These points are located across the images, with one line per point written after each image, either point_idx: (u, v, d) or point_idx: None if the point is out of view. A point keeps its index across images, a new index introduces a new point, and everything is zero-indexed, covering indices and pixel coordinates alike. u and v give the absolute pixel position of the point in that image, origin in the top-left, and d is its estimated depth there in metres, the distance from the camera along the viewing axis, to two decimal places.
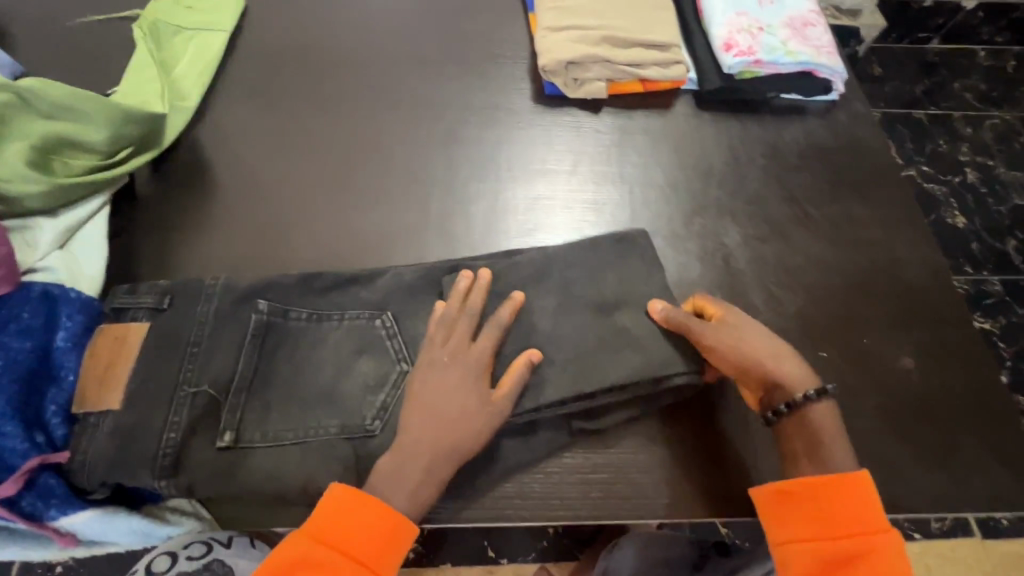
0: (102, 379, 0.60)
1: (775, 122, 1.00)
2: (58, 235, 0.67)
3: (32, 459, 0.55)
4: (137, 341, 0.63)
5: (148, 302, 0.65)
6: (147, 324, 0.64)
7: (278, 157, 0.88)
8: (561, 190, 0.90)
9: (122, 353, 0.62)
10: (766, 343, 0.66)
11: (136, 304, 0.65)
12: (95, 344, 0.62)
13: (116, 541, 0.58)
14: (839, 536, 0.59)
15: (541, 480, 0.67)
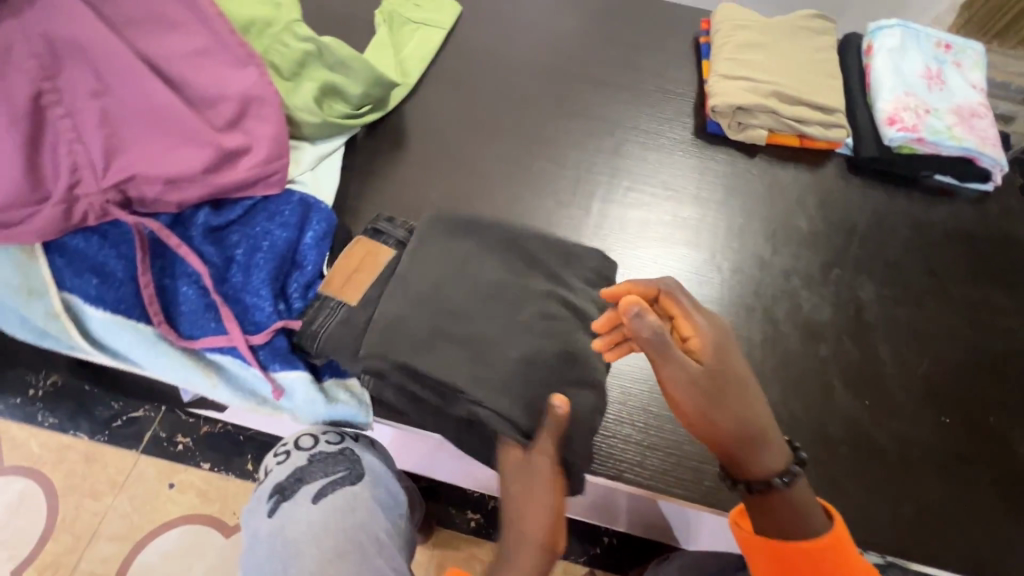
0: (349, 277, 0.72)
1: (924, 199, 1.03)
2: (313, 158, 0.83)
3: (278, 323, 0.69)
4: (382, 262, 0.74)
5: (398, 236, 0.76)
6: (392, 253, 0.75)
7: (469, 138, 1.03)
8: (709, 216, 0.98)
9: (369, 264, 0.73)
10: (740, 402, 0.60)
11: (389, 233, 0.76)
12: (351, 249, 0.75)
13: (308, 405, 0.71)
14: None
15: (662, 458, 0.79)
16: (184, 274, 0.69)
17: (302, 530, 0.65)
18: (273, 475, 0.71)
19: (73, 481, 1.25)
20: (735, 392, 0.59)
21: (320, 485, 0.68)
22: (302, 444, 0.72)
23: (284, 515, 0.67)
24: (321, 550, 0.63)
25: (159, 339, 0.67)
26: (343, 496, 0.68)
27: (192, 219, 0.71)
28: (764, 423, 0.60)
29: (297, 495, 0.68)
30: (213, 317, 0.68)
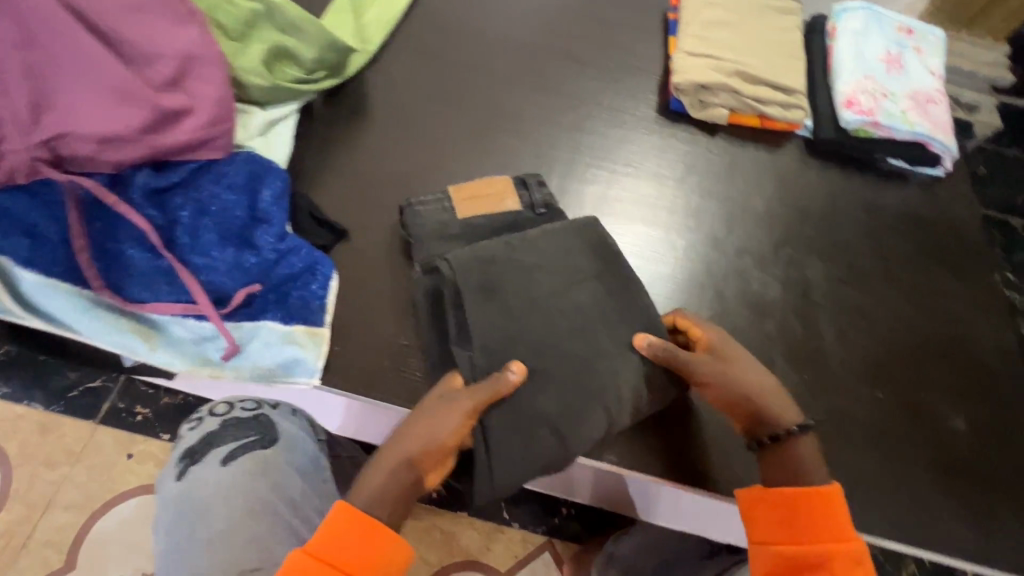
0: (477, 198, 0.83)
1: (877, 183, 1.06)
2: (263, 124, 0.82)
3: (241, 288, 0.71)
4: (506, 205, 0.83)
5: (533, 200, 0.84)
6: (517, 209, 0.83)
7: (429, 108, 1.00)
8: (668, 193, 0.99)
9: (497, 202, 0.83)
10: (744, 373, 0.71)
11: (527, 195, 0.84)
12: (500, 188, 0.84)
13: (260, 361, 0.72)
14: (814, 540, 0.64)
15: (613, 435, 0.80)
16: (128, 237, 0.68)
17: (212, 490, 0.69)
18: (185, 441, 0.74)
19: (28, 450, 1.23)
20: (740, 363, 0.71)
21: (229, 448, 0.72)
22: (217, 411, 0.75)
23: (191, 478, 0.70)
24: (230, 509, 0.68)
25: (97, 303, 0.67)
26: (253, 460, 0.71)
27: (130, 180, 0.69)
28: (767, 380, 0.71)
29: (206, 458, 0.71)
30: (164, 281, 0.69)
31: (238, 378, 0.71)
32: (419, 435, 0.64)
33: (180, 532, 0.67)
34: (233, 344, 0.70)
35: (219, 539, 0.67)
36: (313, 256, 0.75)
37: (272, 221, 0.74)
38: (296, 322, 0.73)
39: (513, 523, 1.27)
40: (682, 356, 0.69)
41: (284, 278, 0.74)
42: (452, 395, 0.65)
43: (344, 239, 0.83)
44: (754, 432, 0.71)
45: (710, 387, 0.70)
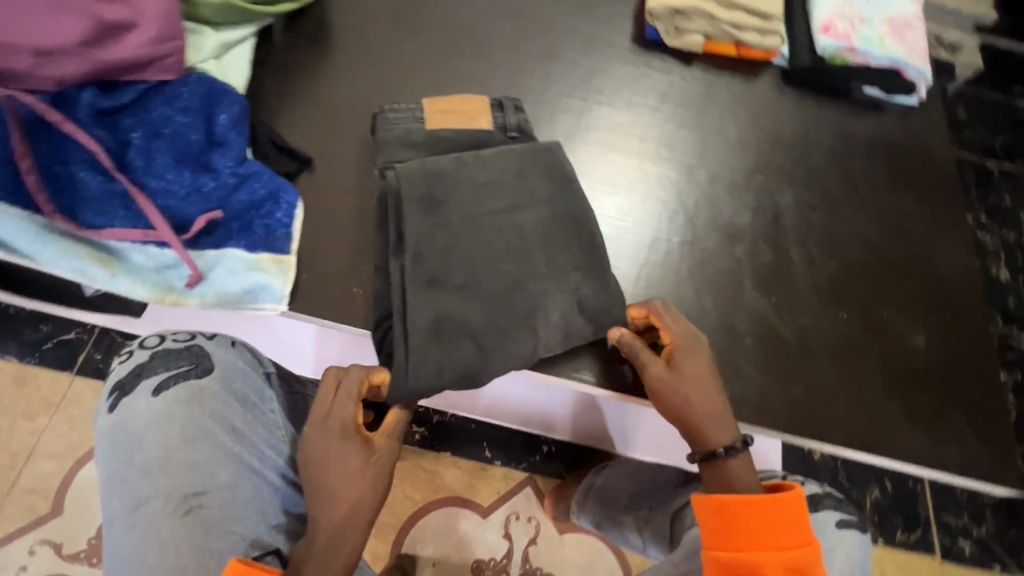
0: (450, 108, 0.81)
1: (852, 112, 1.05)
2: (216, 46, 0.78)
3: (202, 215, 0.69)
4: (477, 123, 0.81)
5: (500, 121, 0.81)
6: (487, 128, 0.81)
7: (395, 36, 0.96)
8: (641, 123, 0.97)
9: (469, 117, 0.81)
10: (704, 392, 0.70)
11: (499, 117, 0.82)
12: (475, 101, 0.82)
13: (227, 289, 0.71)
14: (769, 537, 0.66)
15: (586, 361, 0.79)
16: (78, 159, 0.66)
17: (144, 419, 0.69)
18: (116, 375, 0.73)
19: (5, 403, 1.23)
20: (698, 382, 0.70)
21: (161, 379, 0.71)
22: (148, 343, 0.74)
23: (125, 409, 0.70)
24: (165, 436, 0.68)
25: (51, 229, 0.64)
26: (185, 389, 0.70)
27: (75, 99, 0.66)
28: (715, 406, 0.70)
29: (137, 388, 0.70)
30: (121, 206, 0.67)
31: (203, 305, 0.70)
32: (343, 491, 0.62)
33: (120, 459, 0.68)
34: (197, 271, 0.68)
35: (154, 467, 0.67)
36: (276, 181, 0.73)
37: (230, 144, 0.72)
38: (261, 249, 0.72)
39: (495, 461, 1.30)
40: (641, 359, 0.71)
41: (246, 205, 0.72)
42: (331, 424, 0.64)
43: (307, 166, 0.81)
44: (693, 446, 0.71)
45: (654, 393, 0.71)
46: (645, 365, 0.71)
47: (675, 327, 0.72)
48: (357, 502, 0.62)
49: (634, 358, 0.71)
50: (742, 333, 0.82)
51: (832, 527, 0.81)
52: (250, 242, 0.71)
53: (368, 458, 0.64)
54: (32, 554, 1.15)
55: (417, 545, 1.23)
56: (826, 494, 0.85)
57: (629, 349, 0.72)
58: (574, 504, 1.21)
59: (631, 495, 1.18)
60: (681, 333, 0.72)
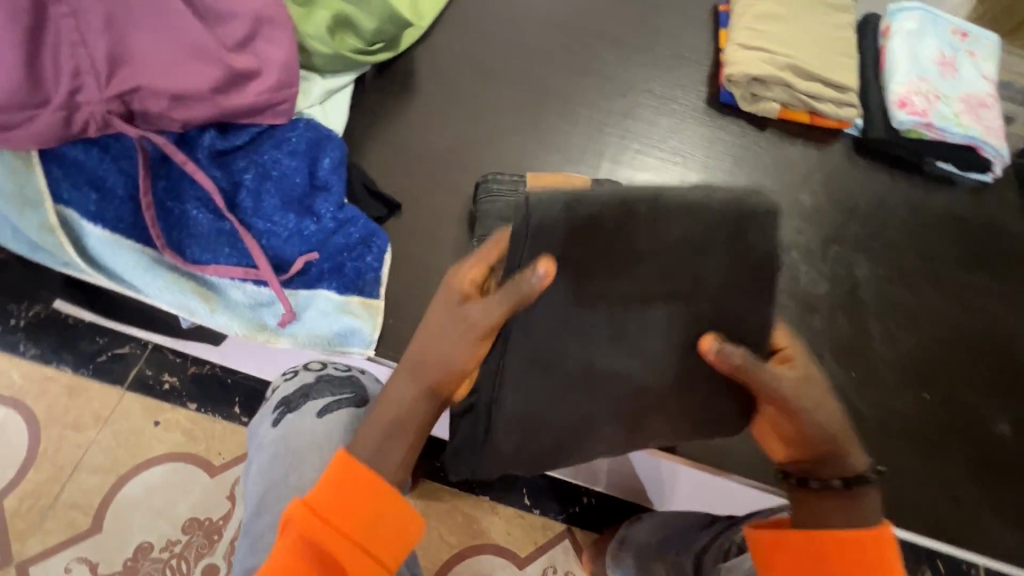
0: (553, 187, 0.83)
1: (927, 186, 1.04)
2: (322, 93, 0.81)
3: (300, 256, 0.71)
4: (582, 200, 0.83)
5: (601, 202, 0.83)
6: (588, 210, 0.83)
7: (478, 86, 0.99)
8: (715, 184, 0.98)
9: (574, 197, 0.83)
10: (829, 413, 0.56)
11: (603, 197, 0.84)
12: (578, 180, 0.84)
13: (320, 330, 0.72)
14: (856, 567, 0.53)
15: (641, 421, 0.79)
16: (191, 197, 0.68)
17: (307, 439, 0.65)
18: (279, 393, 0.71)
19: (56, 412, 1.24)
20: (824, 394, 0.56)
21: (326, 402, 0.68)
22: (311, 366, 0.73)
23: (289, 426, 0.67)
24: (325, 459, 0.63)
25: (160, 262, 0.66)
26: (349, 415, 0.66)
27: (196, 141, 0.69)
28: (845, 421, 0.57)
29: (303, 407, 0.68)
30: (226, 243, 0.68)
31: (293, 345, 0.72)
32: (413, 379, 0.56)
33: (273, 475, 0.64)
34: (291, 311, 0.70)
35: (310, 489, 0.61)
36: (371, 226, 0.75)
37: (331, 190, 0.74)
38: (351, 292, 0.73)
39: (534, 509, 1.27)
40: (759, 371, 0.52)
41: (340, 248, 0.73)
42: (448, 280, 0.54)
43: (396, 211, 0.83)
44: (806, 469, 0.59)
45: (792, 412, 0.55)
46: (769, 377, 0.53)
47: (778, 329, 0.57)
48: (423, 375, 0.55)
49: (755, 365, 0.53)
50: None
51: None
52: (341, 285, 0.73)
53: (459, 322, 0.52)
54: (68, 571, 1.13)
55: None
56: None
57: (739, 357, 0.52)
58: (608, 556, 1.08)
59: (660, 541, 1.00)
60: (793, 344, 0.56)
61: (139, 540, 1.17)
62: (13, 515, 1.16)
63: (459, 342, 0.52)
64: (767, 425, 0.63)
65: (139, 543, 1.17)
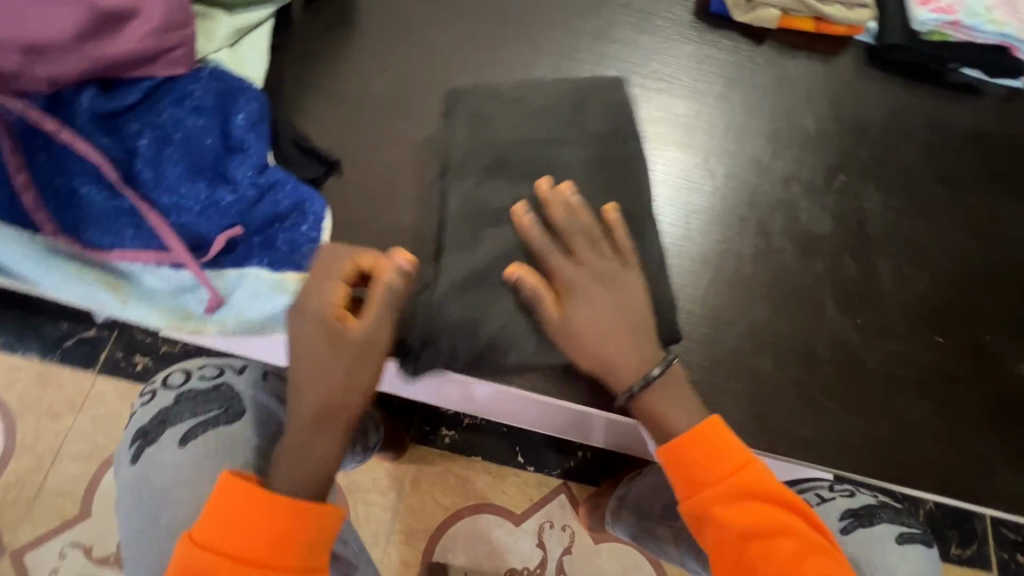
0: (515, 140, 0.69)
1: (950, 98, 0.90)
2: (231, 32, 0.68)
3: (221, 232, 0.62)
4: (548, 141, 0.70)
5: None
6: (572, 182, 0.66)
7: (423, 12, 0.84)
8: (705, 113, 0.86)
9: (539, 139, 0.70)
10: (625, 325, 0.63)
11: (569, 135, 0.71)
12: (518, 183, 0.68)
13: (253, 313, 0.63)
14: (722, 478, 0.58)
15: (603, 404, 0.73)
16: (81, 172, 0.59)
17: (170, 474, 0.67)
18: (138, 421, 0.72)
19: (28, 400, 1.08)
20: (622, 285, 0.64)
21: (186, 428, 0.70)
22: (171, 383, 0.73)
23: (147, 461, 0.69)
24: (191, 493, 0.66)
25: (51, 252, 0.58)
26: (211, 440, 0.68)
27: (77, 104, 0.59)
28: (617, 328, 0.63)
29: (161, 438, 0.70)
30: (130, 223, 0.60)
31: (224, 332, 0.64)
32: (307, 429, 0.57)
33: (144, 516, 0.66)
34: (216, 296, 0.61)
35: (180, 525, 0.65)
36: (301, 191, 0.64)
37: (249, 150, 0.63)
38: (286, 268, 0.63)
39: (528, 466, 1.13)
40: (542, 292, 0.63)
41: (268, 218, 0.63)
42: (311, 302, 0.57)
43: (335, 169, 0.73)
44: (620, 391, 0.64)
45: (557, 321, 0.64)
46: (557, 265, 0.64)
47: (561, 199, 0.65)
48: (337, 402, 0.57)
49: (557, 213, 0.64)
50: (821, 363, 0.74)
51: (894, 543, 0.71)
52: (274, 260, 0.63)
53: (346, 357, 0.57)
54: (63, 557, 1.02)
55: (448, 553, 1.08)
56: (881, 504, 0.74)
57: (538, 233, 0.64)
58: (608, 514, 1.01)
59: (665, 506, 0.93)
60: (585, 216, 0.65)
61: None
62: None
63: (361, 373, 0.58)
64: (597, 364, 0.64)
65: None
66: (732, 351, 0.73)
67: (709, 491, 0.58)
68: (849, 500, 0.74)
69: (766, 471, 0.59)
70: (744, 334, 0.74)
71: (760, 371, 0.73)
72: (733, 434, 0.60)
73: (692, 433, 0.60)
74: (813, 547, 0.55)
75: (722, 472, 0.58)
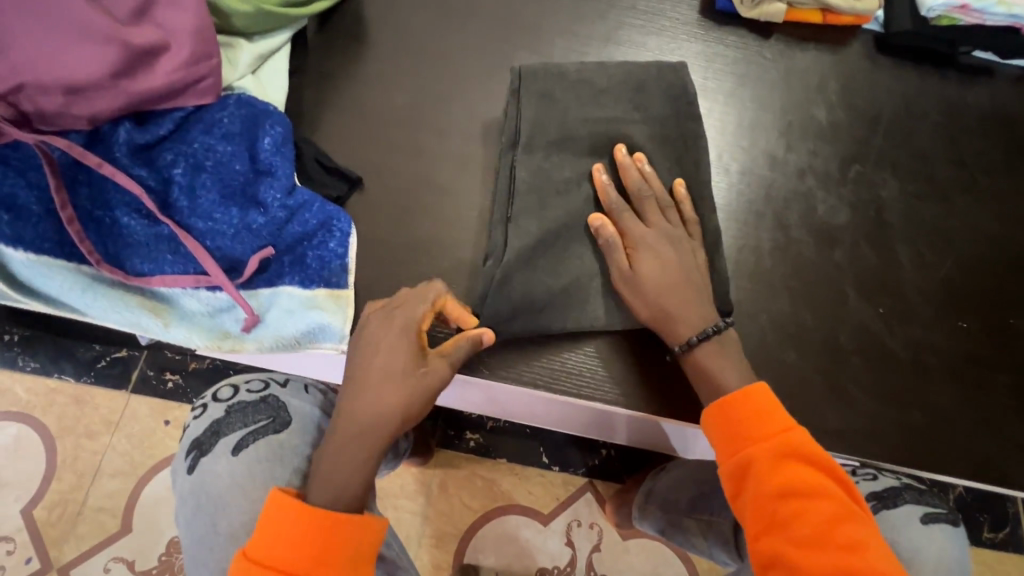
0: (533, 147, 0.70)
1: (963, 81, 0.90)
2: (253, 59, 0.70)
3: (254, 253, 0.64)
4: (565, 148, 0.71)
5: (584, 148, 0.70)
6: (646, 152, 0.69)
7: (434, 27, 0.86)
8: (717, 111, 0.86)
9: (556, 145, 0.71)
10: (686, 288, 0.64)
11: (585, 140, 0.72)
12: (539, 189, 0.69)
13: (289, 330, 0.66)
14: (762, 439, 0.59)
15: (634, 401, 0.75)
16: (120, 203, 0.61)
17: (226, 481, 0.69)
18: (191, 433, 0.74)
19: (67, 421, 1.11)
20: (687, 251, 0.66)
21: (240, 437, 0.72)
22: (221, 397, 0.76)
23: (203, 469, 0.71)
24: (249, 499, 0.68)
25: (98, 280, 0.61)
26: (266, 445, 0.71)
27: (113, 138, 0.62)
28: (681, 288, 0.64)
29: (216, 448, 0.72)
30: (167, 249, 0.62)
31: (261, 349, 0.66)
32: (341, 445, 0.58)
33: (205, 521, 0.68)
34: (253, 315, 0.64)
35: (241, 530, 0.67)
36: (328, 209, 0.66)
37: (277, 172, 0.65)
38: (318, 285, 0.65)
39: (553, 467, 1.14)
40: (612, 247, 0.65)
41: (299, 237, 0.65)
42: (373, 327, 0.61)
43: (358, 186, 0.75)
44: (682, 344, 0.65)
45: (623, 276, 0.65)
46: (628, 223, 0.66)
47: (639, 164, 0.67)
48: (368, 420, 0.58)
49: (631, 176, 0.67)
50: (846, 353, 0.74)
51: (917, 524, 0.70)
52: (306, 277, 0.65)
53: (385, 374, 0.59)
54: (108, 572, 1.05)
55: (479, 555, 1.09)
56: (905, 484, 0.73)
57: (612, 193, 0.66)
58: (635, 510, 1.02)
59: (692, 498, 0.94)
60: (657, 182, 0.67)
61: (171, 534, 1.07)
62: (44, 525, 1.07)
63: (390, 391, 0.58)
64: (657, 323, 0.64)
65: (172, 538, 1.07)
66: (757, 345, 0.74)
67: (749, 450, 0.59)
68: (873, 483, 0.73)
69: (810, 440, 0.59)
70: (768, 327, 0.75)
71: (785, 364, 0.73)
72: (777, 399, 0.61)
73: (741, 395, 0.61)
74: (848, 514, 0.55)
75: (763, 437, 0.59)
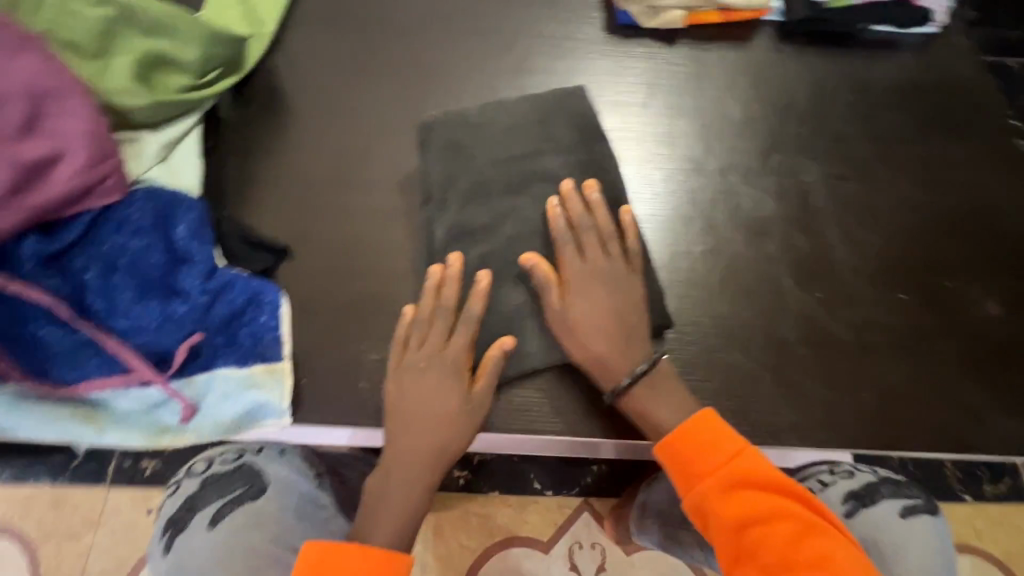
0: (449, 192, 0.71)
1: (869, 57, 0.92)
2: (158, 149, 0.71)
3: (181, 343, 0.64)
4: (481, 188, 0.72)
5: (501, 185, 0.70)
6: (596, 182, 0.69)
7: (345, 84, 0.87)
8: (634, 123, 0.88)
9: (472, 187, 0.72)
10: (612, 320, 0.65)
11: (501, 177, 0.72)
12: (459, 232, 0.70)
13: (228, 413, 0.65)
14: (713, 473, 0.59)
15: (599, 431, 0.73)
16: (36, 316, 0.62)
17: (202, 556, 0.64)
18: (165, 514, 0.70)
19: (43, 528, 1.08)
20: (624, 280, 0.67)
21: (216, 507, 0.68)
22: (195, 471, 0.73)
23: (180, 547, 0.66)
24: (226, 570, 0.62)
25: (24, 395, 0.62)
26: (243, 513, 0.66)
27: (20, 252, 0.62)
28: (609, 321, 0.65)
29: (193, 522, 0.67)
30: (92, 353, 0.62)
31: (203, 438, 0.66)
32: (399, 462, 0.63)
33: None
34: (188, 405, 0.63)
35: None
36: (253, 285, 0.66)
37: (195, 260, 0.66)
38: (252, 362, 0.65)
39: (547, 491, 1.12)
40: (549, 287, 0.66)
41: (226, 318, 0.65)
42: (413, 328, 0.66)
43: (286, 255, 0.74)
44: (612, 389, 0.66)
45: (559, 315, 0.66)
46: (569, 258, 0.66)
47: (592, 198, 0.68)
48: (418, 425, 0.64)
49: (575, 210, 0.67)
50: (793, 343, 0.74)
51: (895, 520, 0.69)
52: (238, 358, 0.65)
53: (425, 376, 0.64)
54: None
55: None
56: (880, 479, 0.73)
57: (558, 226, 0.67)
58: (632, 524, 1.01)
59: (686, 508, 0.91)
60: (603, 214, 0.68)
61: None
62: None
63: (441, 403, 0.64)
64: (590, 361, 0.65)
65: None
66: (705, 350, 0.74)
67: (700, 486, 0.59)
68: (849, 481, 0.72)
69: (761, 460, 0.59)
70: (712, 330, 0.75)
71: (735, 364, 0.73)
72: (723, 426, 0.62)
73: (689, 425, 0.61)
74: (806, 529, 0.55)
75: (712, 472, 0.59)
